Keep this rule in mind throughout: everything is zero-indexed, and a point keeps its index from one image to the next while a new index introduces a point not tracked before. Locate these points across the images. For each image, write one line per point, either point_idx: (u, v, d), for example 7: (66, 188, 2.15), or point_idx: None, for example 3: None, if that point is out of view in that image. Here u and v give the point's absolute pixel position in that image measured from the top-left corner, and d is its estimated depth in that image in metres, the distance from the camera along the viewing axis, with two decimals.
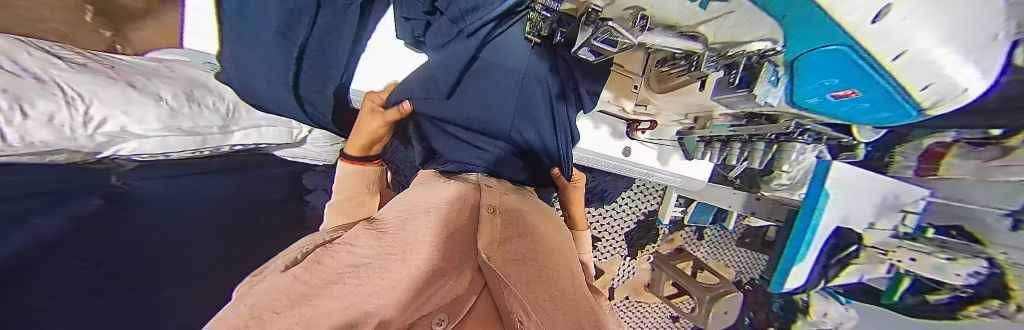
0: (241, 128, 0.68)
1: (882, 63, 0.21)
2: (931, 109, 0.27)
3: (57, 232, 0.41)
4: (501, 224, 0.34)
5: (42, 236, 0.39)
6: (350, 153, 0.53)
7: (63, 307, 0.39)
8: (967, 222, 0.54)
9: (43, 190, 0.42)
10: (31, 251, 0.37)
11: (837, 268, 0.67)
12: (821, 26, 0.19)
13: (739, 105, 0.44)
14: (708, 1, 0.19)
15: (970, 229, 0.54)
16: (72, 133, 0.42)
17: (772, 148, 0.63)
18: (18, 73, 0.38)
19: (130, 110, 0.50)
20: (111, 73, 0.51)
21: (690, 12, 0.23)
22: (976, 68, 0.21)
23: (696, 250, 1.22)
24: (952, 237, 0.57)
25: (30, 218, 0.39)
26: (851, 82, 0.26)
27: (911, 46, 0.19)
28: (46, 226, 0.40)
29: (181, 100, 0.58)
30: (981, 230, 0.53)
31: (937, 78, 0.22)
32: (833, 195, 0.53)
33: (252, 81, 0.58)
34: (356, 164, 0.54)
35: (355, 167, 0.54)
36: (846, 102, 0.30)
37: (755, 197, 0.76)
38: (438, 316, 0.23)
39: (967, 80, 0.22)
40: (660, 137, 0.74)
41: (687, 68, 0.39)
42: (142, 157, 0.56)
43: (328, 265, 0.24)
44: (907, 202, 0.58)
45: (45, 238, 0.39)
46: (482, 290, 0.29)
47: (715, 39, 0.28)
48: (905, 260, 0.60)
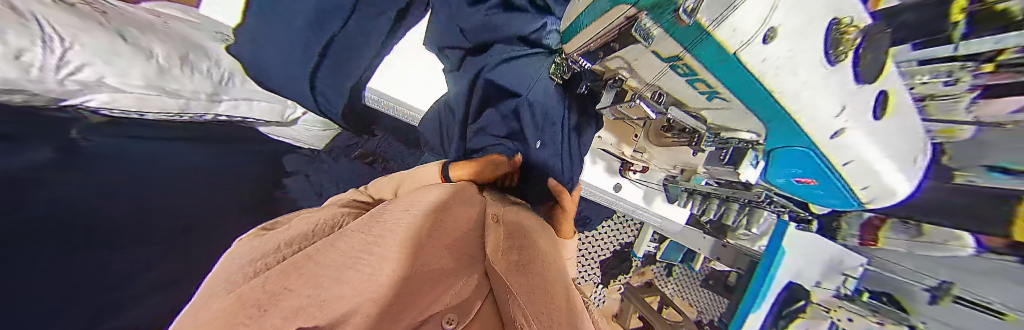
0: (230, 98, 0.66)
1: (836, 167, 0.24)
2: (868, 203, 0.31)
3: (18, 175, 0.37)
4: (505, 236, 0.35)
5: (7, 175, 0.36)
6: None
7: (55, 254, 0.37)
8: (892, 289, 0.60)
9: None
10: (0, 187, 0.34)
11: (789, 320, 0.64)
12: (791, 133, 0.20)
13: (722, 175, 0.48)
14: (712, 96, 0.22)
15: (898, 298, 0.58)
16: (39, 75, 0.39)
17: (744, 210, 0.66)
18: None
19: (113, 61, 0.46)
20: (100, 18, 0.47)
21: (696, 98, 0.25)
22: (904, 174, 0.25)
23: (664, 286, 1.28)
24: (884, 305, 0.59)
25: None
26: (809, 174, 0.28)
27: (861, 156, 0.21)
28: (8, 165, 0.37)
29: (173, 60, 0.54)
30: (905, 297, 0.57)
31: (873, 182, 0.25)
32: (788, 252, 0.60)
33: (259, 57, 0.55)
34: None
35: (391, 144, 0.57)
36: (804, 187, 0.33)
37: (722, 244, 0.82)
38: (448, 317, 0.21)
39: (891, 185, 0.26)
40: (648, 180, 0.80)
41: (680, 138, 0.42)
42: (112, 112, 0.53)
43: (320, 261, 0.24)
44: (847, 266, 0.65)
45: (13, 176, 0.37)
46: (485, 299, 0.26)
47: (714, 121, 0.29)
48: (844, 320, 0.62)
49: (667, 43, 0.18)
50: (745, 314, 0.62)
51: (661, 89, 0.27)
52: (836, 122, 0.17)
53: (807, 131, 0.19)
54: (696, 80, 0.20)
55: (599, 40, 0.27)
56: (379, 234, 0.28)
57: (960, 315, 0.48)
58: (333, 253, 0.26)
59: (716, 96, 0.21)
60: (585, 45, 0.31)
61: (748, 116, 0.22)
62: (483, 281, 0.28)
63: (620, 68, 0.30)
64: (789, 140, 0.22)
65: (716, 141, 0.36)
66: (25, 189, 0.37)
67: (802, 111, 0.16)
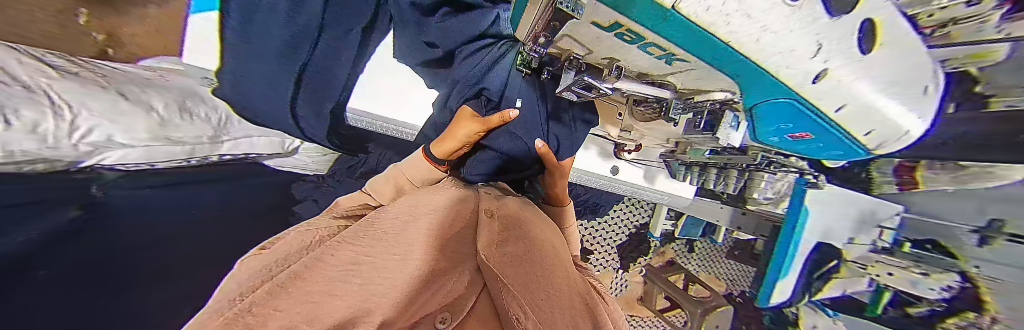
0: (231, 138, 0.69)
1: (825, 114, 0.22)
2: (876, 149, 0.28)
3: (43, 237, 0.40)
4: (499, 227, 0.36)
5: (34, 240, 0.39)
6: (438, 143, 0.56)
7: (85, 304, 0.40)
8: (939, 237, 0.54)
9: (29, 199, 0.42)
10: (26, 251, 0.37)
11: (821, 282, 0.62)
12: (767, 84, 0.19)
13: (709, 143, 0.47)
14: (671, 59, 0.20)
15: (944, 244, 0.54)
16: (55, 142, 0.42)
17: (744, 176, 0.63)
18: (7, 81, 0.39)
19: (118, 120, 0.49)
20: (102, 81, 0.52)
21: (658, 65, 0.24)
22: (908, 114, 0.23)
23: (687, 262, 1.24)
24: (928, 251, 0.56)
25: (15, 222, 0.39)
26: (802, 127, 0.25)
27: (850, 99, 0.19)
28: (35, 229, 0.40)
29: (172, 110, 0.58)
30: (955, 245, 0.52)
31: (881, 123, 0.23)
32: (812, 210, 0.55)
33: (247, 95, 0.57)
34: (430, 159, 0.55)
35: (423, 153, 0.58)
36: (799, 142, 0.30)
37: (741, 211, 0.78)
38: (440, 316, 0.26)
39: (902, 122, 0.23)
40: (647, 158, 0.79)
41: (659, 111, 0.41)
42: (126, 166, 0.56)
43: (311, 278, 0.22)
44: (884, 218, 0.59)
45: (38, 239, 0.39)
46: (479, 292, 0.32)
47: (683, 86, 0.28)
48: (884, 276, 0.56)
49: (603, 11, 0.16)
50: (774, 283, 0.60)
51: (620, 62, 0.25)
52: (811, 65, 0.15)
53: (784, 80, 0.17)
54: (648, 43, 0.18)
55: (542, 21, 0.24)
56: (370, 243, 0.30)
57: (1017, 255, 0.44)
58: (324, 268, 0.25)
59: (675, 57, 0.19)
60: (532, 28, 0.28)
61: (715, 74, 0.20)
62: (476, 278, 0.32)
63: (573, 47, 0.27)
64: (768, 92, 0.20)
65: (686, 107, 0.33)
66: (51, 251, 0.40)
67: (769, 58, 0.14)
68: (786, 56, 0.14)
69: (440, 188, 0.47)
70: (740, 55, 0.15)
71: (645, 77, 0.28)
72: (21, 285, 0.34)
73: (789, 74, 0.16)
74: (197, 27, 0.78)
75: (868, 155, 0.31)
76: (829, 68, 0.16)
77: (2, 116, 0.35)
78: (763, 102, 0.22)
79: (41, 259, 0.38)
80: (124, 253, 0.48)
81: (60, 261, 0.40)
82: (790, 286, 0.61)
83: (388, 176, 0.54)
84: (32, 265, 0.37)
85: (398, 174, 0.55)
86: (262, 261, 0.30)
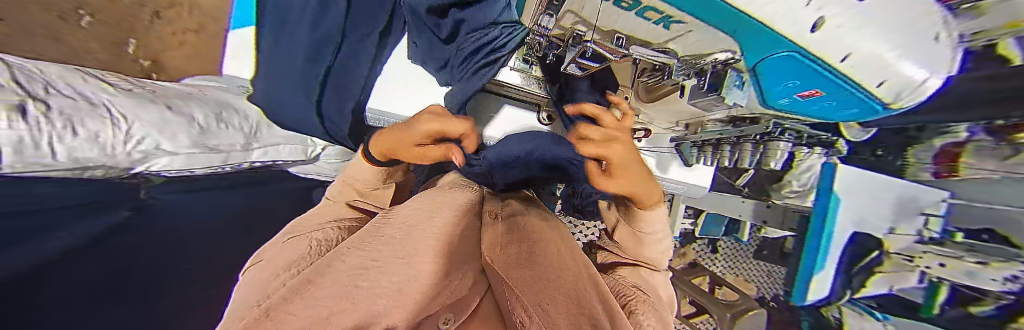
0: (261, 145, 0.75)
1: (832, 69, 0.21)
2: (896, 104, 0.27)
3: (88, 238, 0.45)
4: (504, 230, 0.36)
5: (76, 241, 0.43)
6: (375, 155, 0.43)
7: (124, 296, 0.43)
8: (1000, 225, 0.49)
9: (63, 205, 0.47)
10: (68, 251, 0.41)
11: (862, 277, 0.60)
12: (765, 40, 0.19)
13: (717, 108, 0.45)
14: (668, 23, 0.21)
15: (1001, 232, 0.49)
16: (112, 150, 0.49)
17: (759, 148, 0.63)
18: (78, 99, 0.47)
19: (164, 130, 0.56)
20: (152, 96, 0.60)
21: (656, 33, 0.25)
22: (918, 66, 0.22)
23: (712, 265, 1.17)
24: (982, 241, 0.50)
25: (54, 226, 0.43)
26: (813, 84, 0.25)
27: (854, 50, 0.19)
28: (77, 233, 0.44)
29: (210, 119, 0.65)
30: (1014, 231, 0.48)
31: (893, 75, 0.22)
32: (840, 200, 0.52)
33: (275, 99, 0.64)
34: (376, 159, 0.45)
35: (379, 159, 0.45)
36: (813, 101, 0.30)
37: (766, 204, 0.75)
38: (444, 316, 0.22)
39: (915, 74, 0.23)
40: (657, 145, 0.76)
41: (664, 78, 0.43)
42: (170, 172, 0.62)
43: (321, 284, 0.23)
44: (928, 205, 0.54)
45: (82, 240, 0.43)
46: (483, 296, 0.29)
47: (684, 53, 0.29)
48: (934, 267, 0.53)
49: None
50: (808, 278, 0.56)
51: (621, 33, 0.27)
52: (806, 13, 0.15)
53: (780, 32, 0.17)
54: (644, 7, 0.19)
55: None
56: (377, 248, 0.30)
57: None
58: (335, 273, 0.25)
59: (671, 20, 0.20)
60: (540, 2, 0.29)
61: (714, 34, 0.21)
62: (480, 279, 0.30)
63: (575, 23, 0.28)
64: (770, 49, 0.20)
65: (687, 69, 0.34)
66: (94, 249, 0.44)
67: (763, 10, 0.15)
68: (780, 4, 0.14)
69: (447, 189, 0.48)
70: (734, 11, 0.15)
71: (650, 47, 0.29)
72: (74, 272, 0.39)
73: (787, 26, 0.16)
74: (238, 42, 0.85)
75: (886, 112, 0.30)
76: (826, 16, 0.16)
77: (69, 128, 0.43)
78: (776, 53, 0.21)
79: (96, 250, 0.43)
80: (159, 248, 0.52)
81: (105, 254, 0.44)
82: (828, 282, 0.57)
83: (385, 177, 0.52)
84: (86, 256, 0.41)
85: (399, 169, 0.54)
86: (265, 269, 0.31)
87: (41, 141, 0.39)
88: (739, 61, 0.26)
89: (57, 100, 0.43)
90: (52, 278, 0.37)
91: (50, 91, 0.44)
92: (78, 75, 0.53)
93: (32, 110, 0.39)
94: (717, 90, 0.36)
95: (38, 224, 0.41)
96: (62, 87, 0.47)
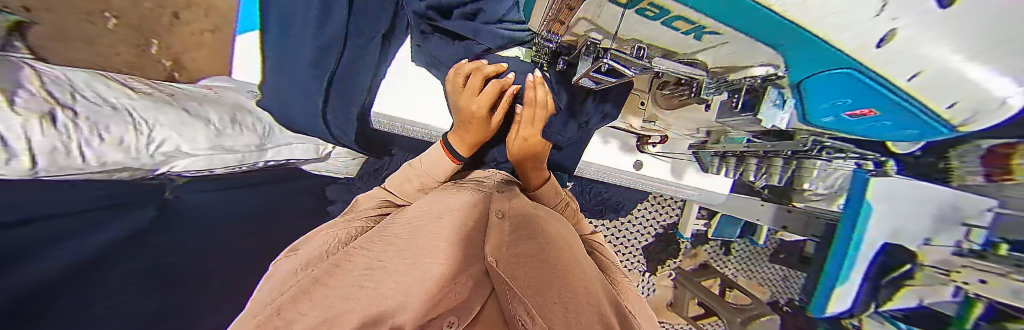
0: (274, 145, 0.79)
1: (896, 85, 0.20)
2: (963, 124, 0.24)
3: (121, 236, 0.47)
4: (510, 228, 0.36)
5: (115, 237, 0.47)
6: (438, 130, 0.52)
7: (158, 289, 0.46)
8: None
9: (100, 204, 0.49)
10: (108, 247, 0.44)
11: (890, 290, 0.57)
12: (821, 50, 0.18)
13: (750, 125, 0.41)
14: (700, 34, 0.20)
15: None
16: (137, 152, 0.52)
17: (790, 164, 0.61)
18: (100, 104, 0.50)
19: (183, 132, 0.60)
20: (169, 99, 0.64)
21: (684, 43, 0.23)
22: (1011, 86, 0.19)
23: (724, 266, 1.13)
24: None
25: (85, 223, 0.44)
26: (865, 102, 0.24)
27: (931, 61, 0.17)
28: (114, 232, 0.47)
29: (225, 122, 0.69)
30: None
31: (963, 92, 0.20)
32: (875, 208, 0.48)
33: (288, 105, 0.65)
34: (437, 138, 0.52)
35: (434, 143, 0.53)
36: (862, 121, 0.29)
37: (787, 209, 0.70)
38: (449, 319, 0.25)
39: (1000, 93, 0.20)
40: (672, 151, 0.74)
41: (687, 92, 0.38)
42: (192, 172, 0.65)
43: (331, 282, 0.25)
44: (968, 214, 0.48)
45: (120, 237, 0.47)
46: (486, 299, 0.29)
47: (715, 64, 0.28)
48: (973, 283, 0.48)
49: None
50: (830, 291, 0.53)
51: (644, 42, 0.25)
52: (881, 23, 0.14)
53: (841, 40, 0.16)
54: (673, 17, 0.18)
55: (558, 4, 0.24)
56: (385, 250, 0.31)
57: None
58: (342, 273, 0.27)
59: (704, 31, 0.19)
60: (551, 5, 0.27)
61: (758, 46, 0.20)
62: (484, 279, 0.30)
63: (591, 30, 0.26)
64: (825, 60, 0.19)
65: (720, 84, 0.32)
66: (124, 247, 0.46)
67: (820, 14, 0.14)
68: (844, 12, 0.14)
69: (459, 189, 0.48)
70: (786, 17, 0.15)
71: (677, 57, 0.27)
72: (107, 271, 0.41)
73: (850, 33, 0.15)
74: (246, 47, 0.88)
75: (952, 133, 0.27)
76: (900, 28, 0.14)
77: (94, 133, 0.46)
78: (833, 68, 0.20)
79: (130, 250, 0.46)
80: (188, 258, 0.54)
81: (143, 255, 0.47)
82: (851, 293, 0.53)
83: (404, 174, 0.53)
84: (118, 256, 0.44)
85: (417, 171, 0.52)
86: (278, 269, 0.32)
87: (71, 146, 0.42)
88: (784, 78, 0.25)
89: (80, 105, 0.46)
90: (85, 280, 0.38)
91: (76, 97, 0.47)
92: (102, 81, 0.56)
93: (61, 117, 0.42)
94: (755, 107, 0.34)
95: (77, 223, 0.43)
96: (87, 92, 0.50)
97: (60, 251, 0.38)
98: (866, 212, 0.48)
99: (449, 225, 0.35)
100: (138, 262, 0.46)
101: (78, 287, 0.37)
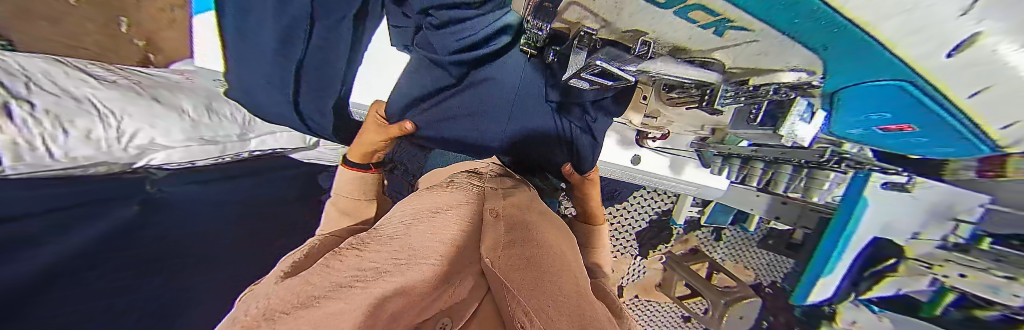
0: (256, 135, 0.77)
1: (954, 101, 0.16)
2: (1010, 147, 0.21)
3: (83, 249, 0.45)
4: (505, 228, 0.33)
5: (83, 243, 0.45)
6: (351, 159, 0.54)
7: (134, 293, 0.46)
8: None
9: (65, 206, 0.48)
10: (68, 265, 0.41)
11: (870, 280, 0.61)
12: (867, 55, 0.14)
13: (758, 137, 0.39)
14: (724, 29, 0.16)
15: None
16: (108, 147, 0.51)
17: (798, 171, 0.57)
18: (59, 95, 0.47)
19: (155, 123, 0.58)
20: (137, 88, 0.60)
21: (703, 38, 0.20)
22: None
23: (713, 251, 1.15)
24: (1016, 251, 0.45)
25: (38, 240, 0.41)
26: (903, 118, 0.21)
27: (1001, 80, 0.14)
28: (74, 244, 0.44)
29: (200, 111, 0.67)
30: None
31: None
32: (871, 205, 0.47)
33: (254, 96, 0.60)
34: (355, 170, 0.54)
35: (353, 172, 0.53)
36: (895, 135, 0.25)
37: (782, 201, 0.70)
38: (442, 321, 0.23)
39: None
40: (676, 147, 0.72)
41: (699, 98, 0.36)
42: (172, 166, 0.64)
43: (320, 282, 0.20)
44: (961, 211, 0.47)
45: (84, 245, 0.45)
46: (483, 299, 0.29)
47: (735, 64, 0.24)
48: (953, 276, 0.50)
49: None
50: (815, 281, 0.55)
51: (648, 36, 0.22)
52: (955, 26, 0.10)
53: (894, 45, 0.12)
54: (690, 5, 0.15)
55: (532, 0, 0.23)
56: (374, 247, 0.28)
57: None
58: (334, 274, 0.22)
59: (728, 25, 0.16)
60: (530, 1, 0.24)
61: (787, 45, 0.16)
62: (480, 282, 0.29)
63: (583, 18, 0.24)
64: (876, 65, 0.15)
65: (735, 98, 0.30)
66: (83, 262, 0.43)
67: (883, 13, 0.10)
68: (919, 12, 0.10)
69: (447, 186, 0.45)
70: (830, 12, 0.11)
71: (683, 54, 0.24)
72: (67, 286, 0.40)
73: (912, 39, 0.12)
74: (205, 33, 0.72)
75: (994, 153, 0.23)
76: (987, 30, 0.10)
77: (59, 127, 0.45)
78: (878, 78, 0.17)
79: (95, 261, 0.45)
80: (175, 256, 0.54)
81: (116, 268, 0.46)
82: (834, 284, 0.56)
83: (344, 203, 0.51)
84: (87, 265, 0.43)
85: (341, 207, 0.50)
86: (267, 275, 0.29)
87: (34, 142, 0.42)
88: (813, 82, 0.22)
89: (38, 97, 0.44)
90: (38, 308, 0.36)
91: (32, 88, 0.45)
92: (61, 70, 0.51)
93: (18, 112, 0.41)
94: (777, 120, 0.31)
95: (28, 238, 0.40)
96: (43, 80, 0.48)
97: (2, 277, 0.34)
98: (862, 206, 0.47)
99: (447, 225, 0.32)
100: (110, 274, 0.45)
101: (36, 316, 0.35)
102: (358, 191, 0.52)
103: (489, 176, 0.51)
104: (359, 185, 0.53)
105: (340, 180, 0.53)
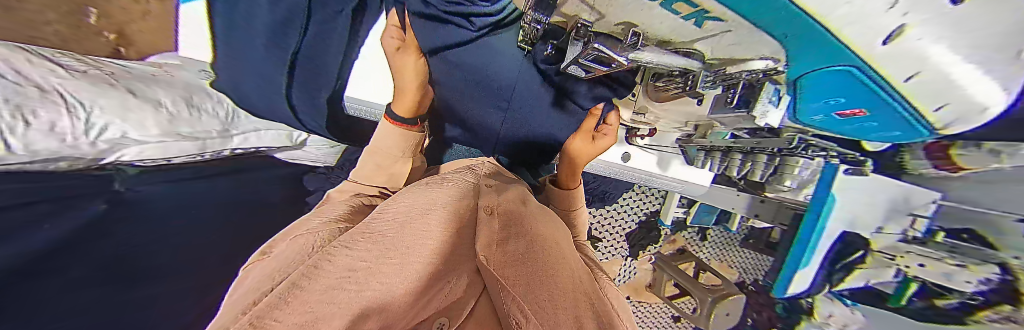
0: (240, 132, 0.73)
1: (894, 84, 0.19)
2: (945, 129, 0.24)
3: (50, 245, 0.42)
4: (499, 225, 0.33)
5: (52, 238, 0.43)
6: (401, 116, 0.52)
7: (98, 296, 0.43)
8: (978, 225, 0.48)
9: (34, 200, 0.45)
10: (30, 262, 0.38)
11: (841, 273, 0.63)
12: (823, 41, 0.16)
13: (735, 123, 0.42)
14: (702, 19, 0.18)
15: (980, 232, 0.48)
16: (74, 141, 0.49)
17: (774, 161, 0.63)
18: (21, 83, 0.45)
19: (128, 117, 0.55)
20: (111, 79, 0.58)
21: (685, 29, 0.22)
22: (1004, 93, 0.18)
23: (699, 250, 1.20)
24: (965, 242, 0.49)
25: (7, 233, 0.39)
26: (858, 101, 0.24)
27: (928, 66, 0.16)
28: (39, 241, 0.41)
29: (180, 105, 0.63)
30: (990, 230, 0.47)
31: (953, 98, 0.19)
32: (839, 199, 0.51)
33: (242, 85, 0.59)
34: (400, 124, 0.52)
35: (402, 129, 0.52)
36: (852, 119, 0.28)
37: (759, 199, 0.74)
38: (439, 319, 0.26)
39: (987, 101, 0.19)
40: (660, 143, 0.75)
41: (683, 84, 0.38)
42: (144, 162, 0.61)
43: (305, 289, 0.18)
44: (917, 206, 0.52)
45: (57, 240, 0.43)
46: (479, 295, 0.30)
47: (713, 55, 0.26)
48: (912, 267, 0.54)
49: None
50: (791, 275, 0.58)
51: (637, 27, 0.24)
52: (887, 17, 0.12)
53: (842, 31, 0.14)
54: None
55: None
56: (368, 243, 0.27)
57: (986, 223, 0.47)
58: (322, 277, 0.21)
59: (706, 16, 0.18)
60: None
61: (759, 36, 0.18)
62: (475, 279, 0.29)
63: (581, 11, 0.25)
64: (835, 52, 0.17)
65: (716, 81, 0.32)
66: (49, 260, 0.40)
67: (828, 4, 0.12)
68: (856, 4, 0.11)
69: (440, 183, 0.44)
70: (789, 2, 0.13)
71: (668, 46, 0.26)
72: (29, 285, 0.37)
73: (855, 28, 0.14)
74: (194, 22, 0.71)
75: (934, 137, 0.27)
76: (913, 21, 0.12)
77: (18, 117, 0.43)
78: (835, 64, 0.19)
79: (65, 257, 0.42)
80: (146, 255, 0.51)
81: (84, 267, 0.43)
82: (810, 276, 0.59)
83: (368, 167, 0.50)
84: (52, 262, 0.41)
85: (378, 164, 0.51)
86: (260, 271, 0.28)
87: None
88: (780, 70, 0.24)
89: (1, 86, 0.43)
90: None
91: None
92: (25, 57, 0.49)
93: None
94: (750, 104, 0.33)
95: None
96: (6, 70, 0.45)
97: None
98: (830, 202, 0.51)
99: (440, 218, 0.31)
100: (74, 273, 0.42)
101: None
102: (398, 148, 0.52)
103: (484, 173, 0.52)
104: (401, 139, 0.52)
105: (383, 137, 0.52)
